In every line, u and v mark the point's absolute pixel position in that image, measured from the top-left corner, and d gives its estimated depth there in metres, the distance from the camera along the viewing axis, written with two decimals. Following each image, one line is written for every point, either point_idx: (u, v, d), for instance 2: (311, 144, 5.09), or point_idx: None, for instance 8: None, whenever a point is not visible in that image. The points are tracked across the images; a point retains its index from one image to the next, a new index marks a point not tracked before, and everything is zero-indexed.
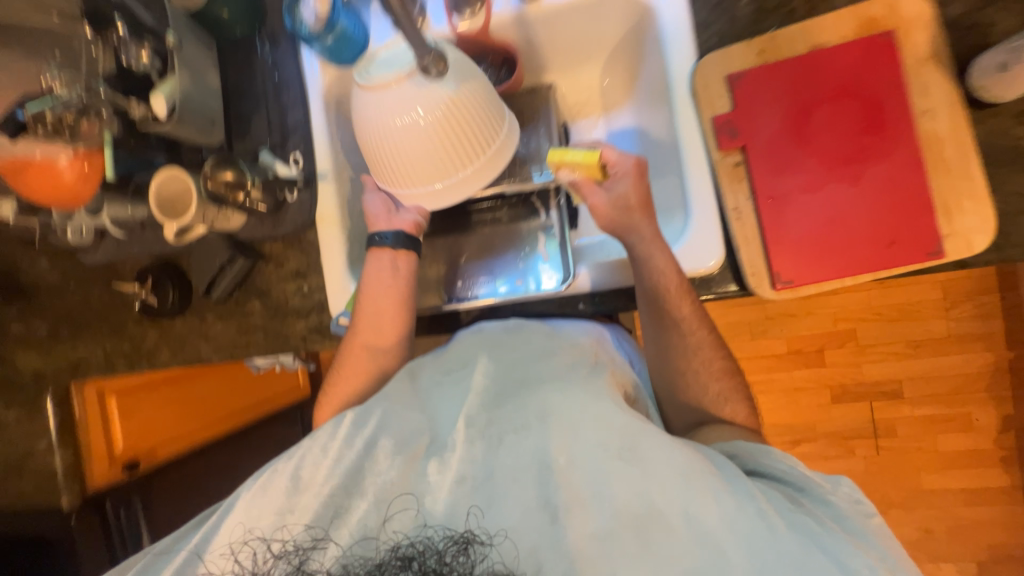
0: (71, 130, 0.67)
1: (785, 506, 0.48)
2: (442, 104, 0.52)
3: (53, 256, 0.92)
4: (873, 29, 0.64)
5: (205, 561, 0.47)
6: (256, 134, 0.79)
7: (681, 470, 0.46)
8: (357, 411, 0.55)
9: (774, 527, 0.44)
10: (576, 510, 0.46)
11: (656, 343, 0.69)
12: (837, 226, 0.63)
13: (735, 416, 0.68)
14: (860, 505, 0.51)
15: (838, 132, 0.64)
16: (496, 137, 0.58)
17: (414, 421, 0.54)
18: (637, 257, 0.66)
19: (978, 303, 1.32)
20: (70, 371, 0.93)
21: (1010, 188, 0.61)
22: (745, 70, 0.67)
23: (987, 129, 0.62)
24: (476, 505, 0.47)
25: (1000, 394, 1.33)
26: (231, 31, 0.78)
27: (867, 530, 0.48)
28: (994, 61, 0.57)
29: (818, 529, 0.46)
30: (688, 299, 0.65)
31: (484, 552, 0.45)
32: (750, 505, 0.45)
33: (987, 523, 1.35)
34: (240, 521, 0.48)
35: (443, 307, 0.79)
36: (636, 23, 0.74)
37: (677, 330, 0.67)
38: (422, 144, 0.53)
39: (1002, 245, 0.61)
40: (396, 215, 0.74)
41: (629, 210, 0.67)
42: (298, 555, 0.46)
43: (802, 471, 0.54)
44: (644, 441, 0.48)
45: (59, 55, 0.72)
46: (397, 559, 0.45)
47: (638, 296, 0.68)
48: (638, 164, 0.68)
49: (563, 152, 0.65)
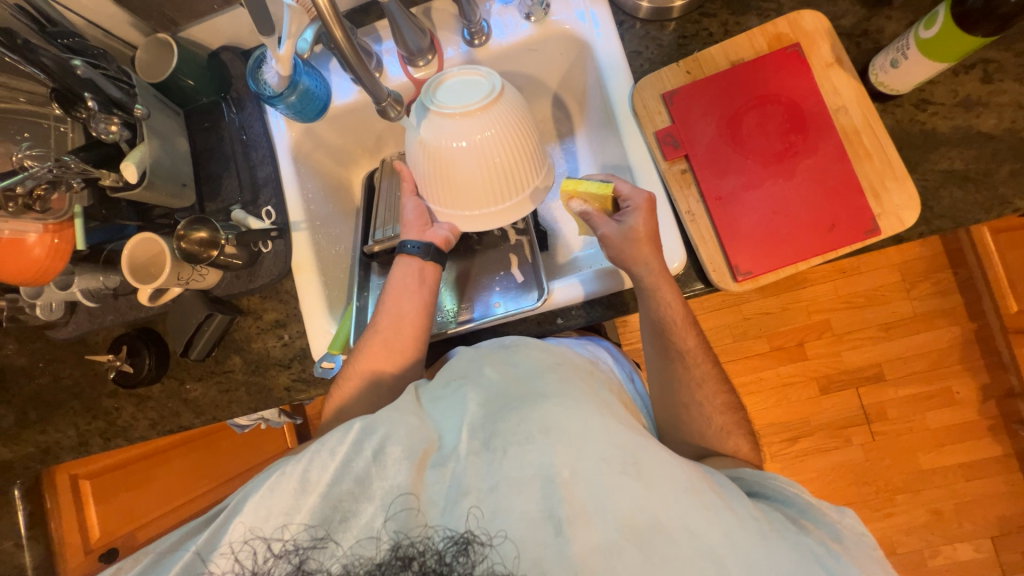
0: (41, 203, 0.69)
1: (787, 527, 0.49)
2: (428, 150, 0.59)
3: (20, 337, 0.89)
4: (782, 42, 0.72)
5: (207, 561, 0.46)
6: (227, 194, 0.81)
7: (683, 485, 0.46)
8: (362, 420, 0.52)
9: (774, 543, 0.45)
10: (580, 522, 0.44)
11: (662, 373, 0.73)
12: (782, 218, 0.68)
13: (719, 407, 0.70)
14: (863, 536, 0.50)
15: (769, 133, 0.70)
16: (479, 208, 0.63)
17: (421, 428, 0.52)
18: (645, 289, 0.67)
19: (934, 281, 1.40)
20: (39, 458, 0.87)
21: (926, 167, 0.68)
22: (679, 88, 0.74)
23: (895, 118, 0.69)
24: (478, 509, 0.46)
25: (973, 364, 1.38)
26: (197, 100, 0.82)
27: (868, 557, 0.48)
28: (887, 60, 0.65)
29: (821, 550, 0.47)
30: (692, 331, 0.70)
31: (484, 552, 0.44)
32: (752, 523, 0.46)
33: (992, 496, 1.36)
34: (242, 521, 0.47)
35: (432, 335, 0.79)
36: (577, 57, 0.81)
37: (684, 361, 0.70)
38: (419, 172, 0.63)
39: (930, 217, 0.67)
40: (429, 229, 0.76)
41: (635, 242, 0.65)
42: (298, 554, 0.46)
43: (807, 496, 0.53)
44: (645, 455, 0.48)
45: (27, 137, 0.74)
46: (397, 559, 0.45)
47: (645, 323, 0.71)
48: (650, 200, 0.66)
49: (577, 183, 0.68)
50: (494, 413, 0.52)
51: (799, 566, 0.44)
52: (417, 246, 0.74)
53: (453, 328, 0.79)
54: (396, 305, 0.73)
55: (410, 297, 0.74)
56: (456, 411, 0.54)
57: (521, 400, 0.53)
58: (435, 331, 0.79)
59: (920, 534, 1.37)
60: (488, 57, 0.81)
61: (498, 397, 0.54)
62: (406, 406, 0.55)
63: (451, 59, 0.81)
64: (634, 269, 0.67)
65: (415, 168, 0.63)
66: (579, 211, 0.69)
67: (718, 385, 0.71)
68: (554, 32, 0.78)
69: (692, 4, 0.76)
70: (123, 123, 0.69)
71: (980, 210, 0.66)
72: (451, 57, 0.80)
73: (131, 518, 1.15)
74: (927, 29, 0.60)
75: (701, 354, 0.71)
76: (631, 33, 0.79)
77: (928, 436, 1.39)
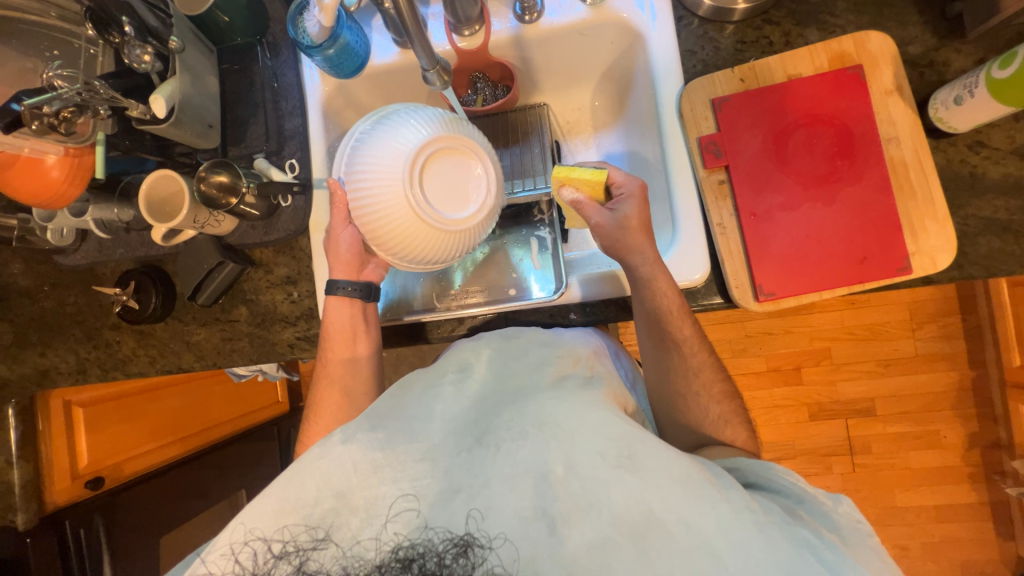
0: (66, 125, 0.64)
1: (784, 519, 0.48)
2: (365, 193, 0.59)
3: (27, 258, 0.88)
4: (843, 62, 0.70)
5: (206, 561, 0.43)
6: (252, 141, 0.79)
7: (679, 478, 0.46)
8: (342, 430, 0.51)
9: (772, 537, 0.44)
10: (575, 520, 0.44)
11: (657, 366, 0.71)
12: (812, 242, 0.67)
13: (717, 400, 0.70)
14: (860, 524, 0.51)
15: (811, 154, 0.68)
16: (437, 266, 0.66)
17: (407, 428, 0.51)
18: (641, 279, 0.66)
19: (941, 325, 1.39)
20: (37, 379, 0.88)
21: (968, 211, 0.66)
22: (728, 95, 0.71)
23: (946, 156, 0.67)
24: (475, 508, 0.44)
25: (965, 412, 1.39)
26: (231, 39, 0.79)
27: (864, 544, 0.48)
28: (950, 95, 0.63)
29: (818, 543, 0.46)
30: (687, 321, 0.68)
31: (483, 555, 0.43)
32: (748, 515, 0.45)
33: (958, 539, 1.39)
34: (240, 521, 0.45)
35: (402, 319, 0.78)
36: (629, 48, 0.79)
37: (679, 352, 0.69)
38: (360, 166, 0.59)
39: (963, 263, 0.66)
40: (365, 269, 0.74)
41: (629, 230, 0.66)
42: (298, 555, 0.43)
43: (803, 488, 0.54)
44: (642, 449, 0.48)
45: (57, 55, 0.72)
46: (397, 561, 0.42)
47: (638, 317, 0.69)
48: (643, 189, 0.68)
49: (571, 170, 0.67)
50: (490, 408, 0.53)
51: (800, 558, 0.43)
52: (347, 291, 0.72)
53: (406, 317, 0.77)
54: (338, 332, 0.73)
55: (359, 339, 0.74)
56: (444, 406, 0.54)
57: (514, 400, 0.54)
58: (399, 316, 0.78)
59: None
60: (537, 37, 0.78)
61: (492, 396, 0.56)
62: (383, 409, 0.55)
63: (498, 32, 0.77)
64: (630, 259, 0.66)
65: (383, 209, 0.58)
66: (569, 201, 0.68)
67: (722, 398, 0.70)
68: (609, 19, 0.75)
69: (757, 9, 0.72)
70: (156, 54, 0.67)
71: (1013, 262, 0.65)
72: (499, 30, 0.77)
73: (117, 453, 1.13)
74: (1002, 68, 0.58)
75: (707, 367, 0.71)
76: (687, 31, 0.76)
77: (910, 474, 1.40)
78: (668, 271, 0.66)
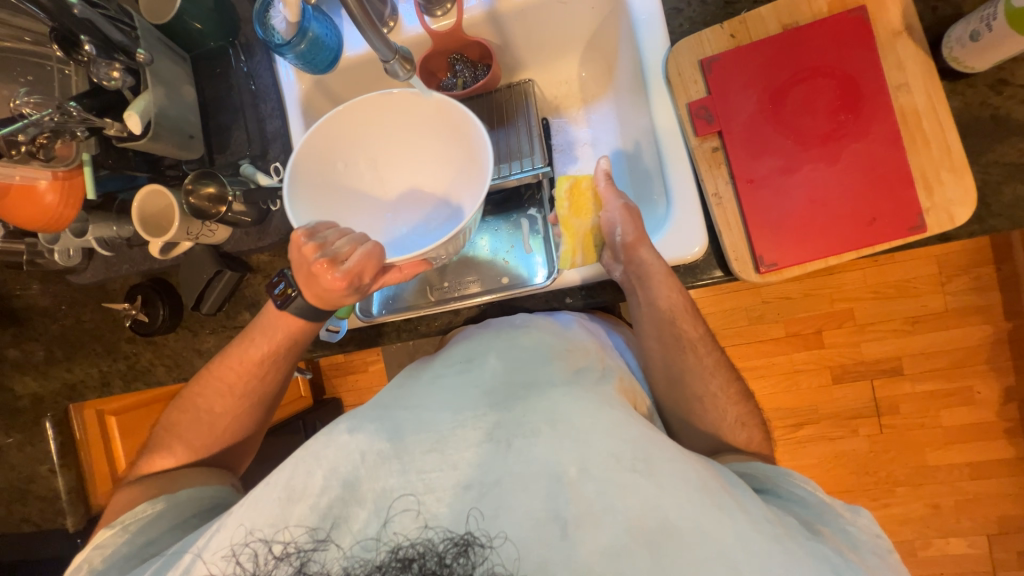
0: (45, 151, 0.67)
1: (804, 532, 0.46)
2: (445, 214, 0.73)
3: (43, 279, 0.92)
4: (845, 5, 0.64)
5: (205, 561, 0.46)
6: (236, 147, 0.78)
7: (695, 485, 0.45)
8: (349, 422, 0.52)
9: (792, 550, 0.43)
10: (587, 524, 0.43)
11: (667, 368, 0.65)
12: (818, 206, 0.63)
13: (717, 371, 0.65)
14: (879, 538, 0.50)
15: (815, 110, 0.63)
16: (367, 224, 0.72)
17: (415, 418, 0.52)
18: (653, 274, 0.64)
19: (973, 277, 1.31)
20: (67, 394, 0.92)
21: (989, 157, 0.61)
22: (719, 53, 0.67)
23: (964, 100, 0.62)
24: (478, 508, 0.44)
25: (1000, 366, 1.33)
26: (204, 44, 0.77)
27: (884, 564, 0.47)
28: (966, 32, 0.58)
29: (839, 561, 0.44)
30: (672, 306, 0.65)
31: (484, 554, 0.43)
32: (768, 528, 0.44)
33: (996, 496, 1.35)
34: (240, 522, 0.46)
35: (376, 317, 0.77)
36: (612, 12, 0.74)
37: (676, 331, 0.65)
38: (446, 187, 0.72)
39: (985, 216, 0.61)
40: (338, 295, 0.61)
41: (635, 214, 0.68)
42: (299, 556, 0.44)
43: (820, 496, 0.53)
44: (657, 455, 0.47)
45: (31, 80, 0.72)
46: (397, 561, 0.43)
47: (646, 322, 0.67)
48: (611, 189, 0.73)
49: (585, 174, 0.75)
50: (501, 400, 0.53)
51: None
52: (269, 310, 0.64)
53: (385, 316, 0.76)
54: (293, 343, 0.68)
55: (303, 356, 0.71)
56: (444, 393, 0.55)
57: (527, 390, 0.54)
58: (375, 316, 0.77)
59: (916, 526, 1.38)
60: (513, 10, 0.74)
61: (502, 388, 0.55)
62: (389, 399, 0.57)
63: (471, 10, 0.74)
64: (642, 253, 0.65)
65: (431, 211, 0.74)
66: (603, 183, 0.71)
67: (730, 372, 0.66)
68: None
69: None
70: (126, 69, 0.67)
71: None
72: (472, 7, 0.73)
73: None
74: None
75: (709, 348, 0.66)
76: None
77: (939, 432, 1.36)
78: (679, 285, 0.65)
